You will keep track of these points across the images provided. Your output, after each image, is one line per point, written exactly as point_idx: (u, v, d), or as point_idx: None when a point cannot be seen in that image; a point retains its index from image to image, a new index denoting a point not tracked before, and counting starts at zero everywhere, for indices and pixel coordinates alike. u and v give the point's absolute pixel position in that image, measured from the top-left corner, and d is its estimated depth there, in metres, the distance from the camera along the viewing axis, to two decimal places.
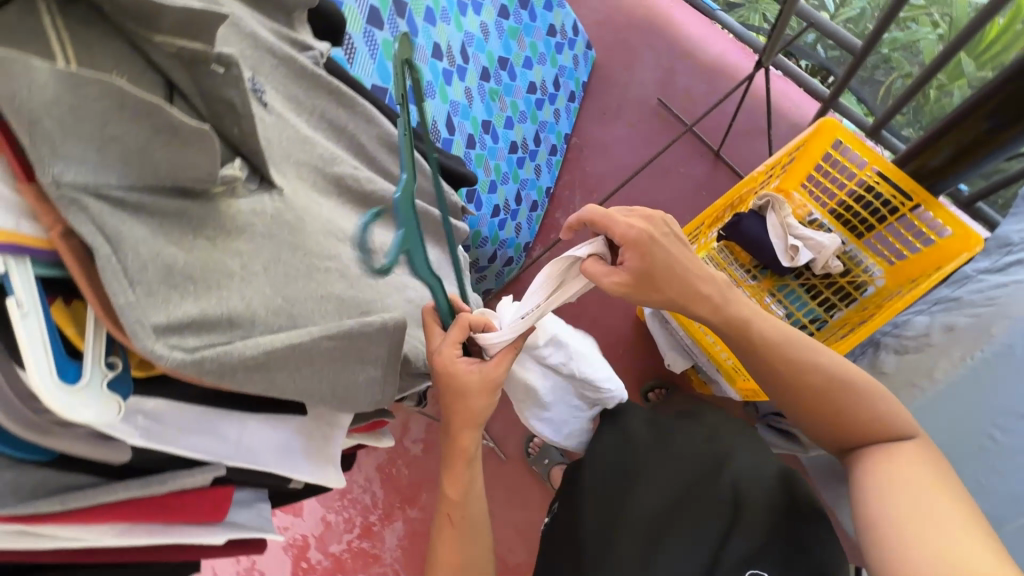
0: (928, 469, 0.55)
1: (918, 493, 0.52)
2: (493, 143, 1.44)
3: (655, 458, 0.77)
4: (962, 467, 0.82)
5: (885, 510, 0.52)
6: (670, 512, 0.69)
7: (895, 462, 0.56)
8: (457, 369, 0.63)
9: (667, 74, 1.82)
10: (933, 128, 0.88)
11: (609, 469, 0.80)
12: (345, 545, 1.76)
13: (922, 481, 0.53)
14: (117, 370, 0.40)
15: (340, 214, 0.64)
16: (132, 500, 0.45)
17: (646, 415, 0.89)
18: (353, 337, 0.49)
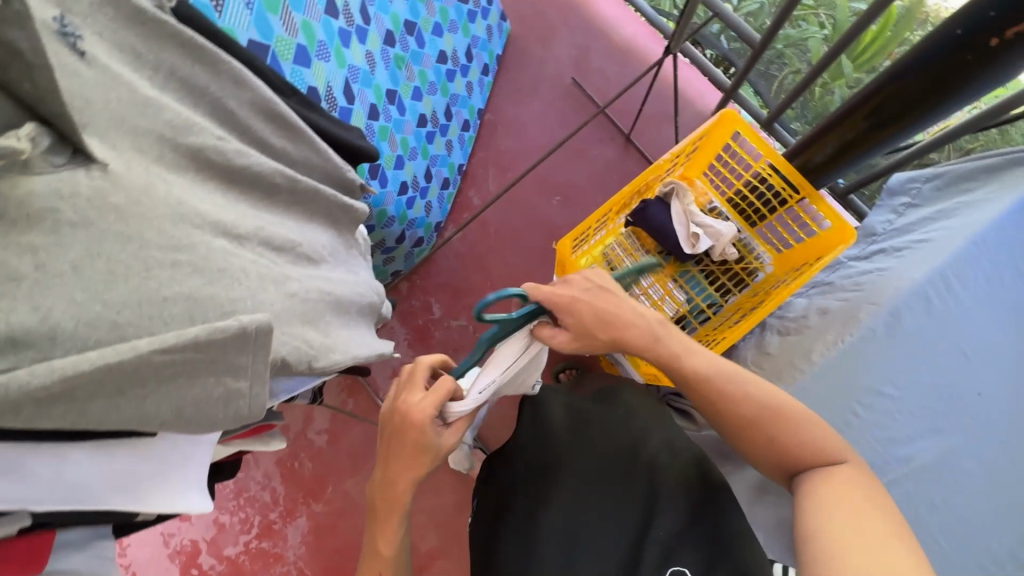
0: (861, 493, 0.59)
1: (851, 504, 0.57)
2: (399, 114, 1.33)
3: (572, 444, 0.76)
4: None
5: (823, 513, 0.57)
6: (589, 508, 0.69)
7: (835, 479, 0.61)
8: (424, 429, 0.65)
9: (582, 52, 1.80)
10: (824, 120, 0.87)
11: (527, 463, 0.77)
12: (242, 547, 1.63)
13: (860, 505, 0.58)
14: None
15: (198, 194, 0.54)
16: None
17: (565, 399, 0.86)
18: (200, 350, 0.40)
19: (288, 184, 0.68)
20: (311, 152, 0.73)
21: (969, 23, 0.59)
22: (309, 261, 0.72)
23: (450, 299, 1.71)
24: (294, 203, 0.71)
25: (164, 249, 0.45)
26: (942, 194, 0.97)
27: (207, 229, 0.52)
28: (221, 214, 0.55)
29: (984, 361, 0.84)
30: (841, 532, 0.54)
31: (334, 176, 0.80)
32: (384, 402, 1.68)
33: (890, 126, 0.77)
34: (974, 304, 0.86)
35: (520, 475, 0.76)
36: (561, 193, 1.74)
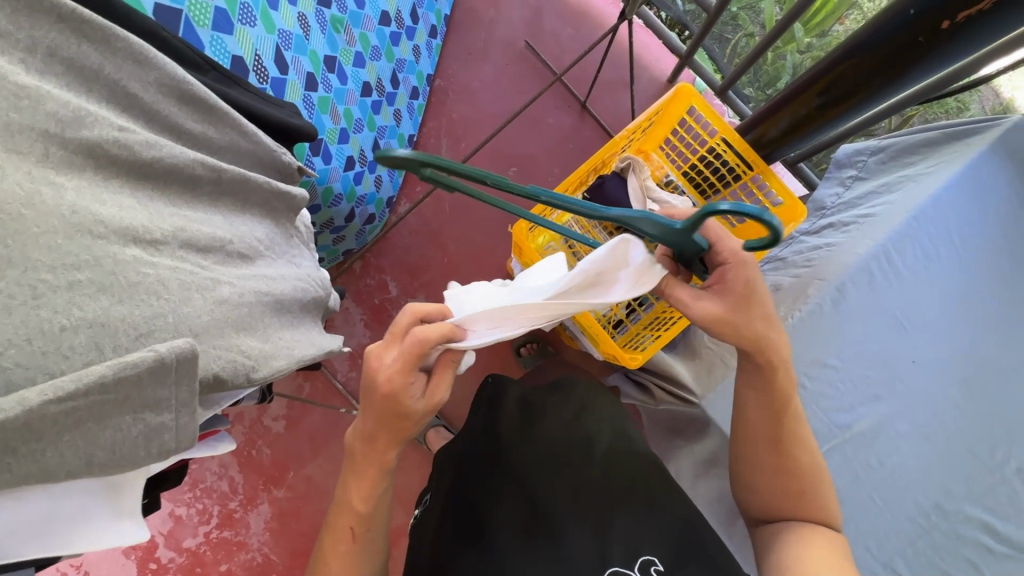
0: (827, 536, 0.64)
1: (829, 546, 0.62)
2: (341, 83, 1.24)
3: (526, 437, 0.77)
4: None
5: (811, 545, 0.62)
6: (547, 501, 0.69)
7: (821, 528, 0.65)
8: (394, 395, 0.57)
9: (534, 14, 1.72)
10: (782, 93, 0.86)
11: (482, 460, 0.77)
12: (203, 538, 1.58)
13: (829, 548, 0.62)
14: None
15: (100, 198, 0.48)
16: None
17: (520, 391, 0.87)
18: (114, 389, 0.36)
19: (211, 175, 0.62)
20: (234, 135, 0.67)
21: (921, 5, 0.57)
22: (243, 259, 0.66)
23: (407, 277, 1.66)
24: (219, 196, 0.65)
25: (56, 269, 0.41)
26: (883, 168, 1.01)
27: (114, 239, 0.46)
28: (129, 219, 0.49)
29: (919, 332, 0.88)
30: (817, 565, 0.59)
31: (265, 161, 0.74)
32: (342, 385, 1.63)
33: (846, 100, 0.76)
34: (912, 275, 0.89)
35: (477, 472, 0.76)
36: (518, 164, 1.69)
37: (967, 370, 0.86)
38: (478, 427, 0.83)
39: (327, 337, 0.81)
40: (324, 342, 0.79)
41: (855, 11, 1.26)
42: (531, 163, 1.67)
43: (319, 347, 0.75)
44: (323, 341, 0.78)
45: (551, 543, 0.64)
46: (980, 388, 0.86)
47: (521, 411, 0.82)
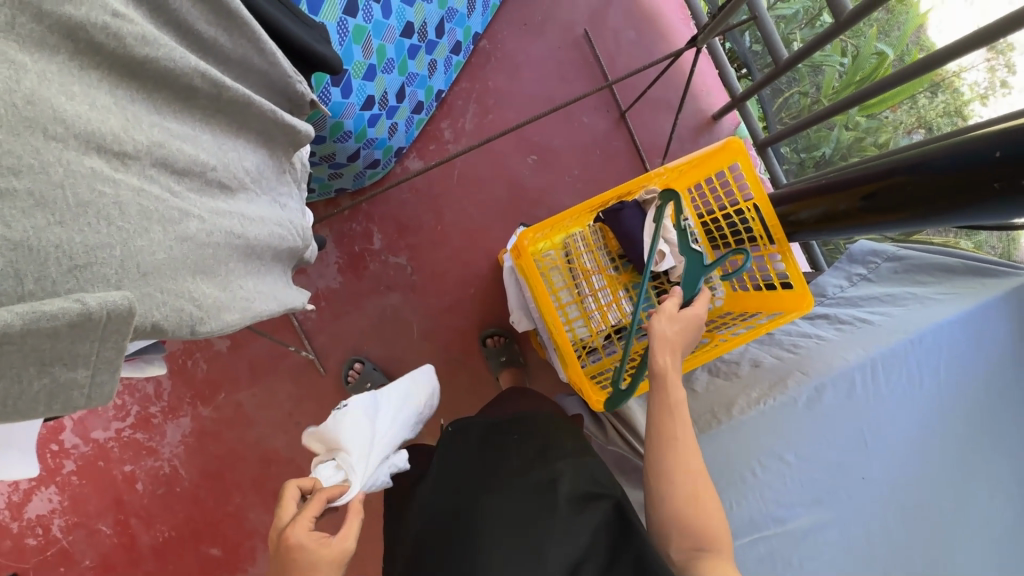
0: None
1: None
2: (382, 17, 1.14)
3: (487, 481, 0.77)
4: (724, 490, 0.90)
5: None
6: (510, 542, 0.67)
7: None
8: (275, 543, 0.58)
9: (602, 4, 1.62)
10: (827, 182, 0.82)
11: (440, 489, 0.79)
12: (113, 434, 1.52)
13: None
14: None
15: (66, 93, 0.40)
16: None
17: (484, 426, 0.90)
18: (16, 334, 0.30)
19: (210, 91, 0.54)
20: (249, 48, 0.59)
21: (1010, 150, 0.55)
22: (222, 191, 0.59)
23: (395, 234, 1.59)
24: (213, 113, 0.58)
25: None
26: (895, 277, 1.04)
27: (72, 143, 0.39)
28: (98, 123, 0.42)
29: (879, 448, 0.88)
30: None
31: (277, 85, 0.66)
32: (298, 322, 1.57)
33: (883, 214, 0.73)
34: (893, 396, 0.88)
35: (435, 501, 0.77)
36: (539, 154, 1.63)
37: (911, 499, 0.87)
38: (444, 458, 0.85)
39: (295, 293, 0.76)
40: (291, 298, 0.74)
41: (909, 103, 1.30)
42: (553, 157, 1.61)
43: (284, 300, 0.71)
44: (290, 297, 0.73)
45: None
46: (915, 519, 0.86)
47: (482, 451, 0.85)
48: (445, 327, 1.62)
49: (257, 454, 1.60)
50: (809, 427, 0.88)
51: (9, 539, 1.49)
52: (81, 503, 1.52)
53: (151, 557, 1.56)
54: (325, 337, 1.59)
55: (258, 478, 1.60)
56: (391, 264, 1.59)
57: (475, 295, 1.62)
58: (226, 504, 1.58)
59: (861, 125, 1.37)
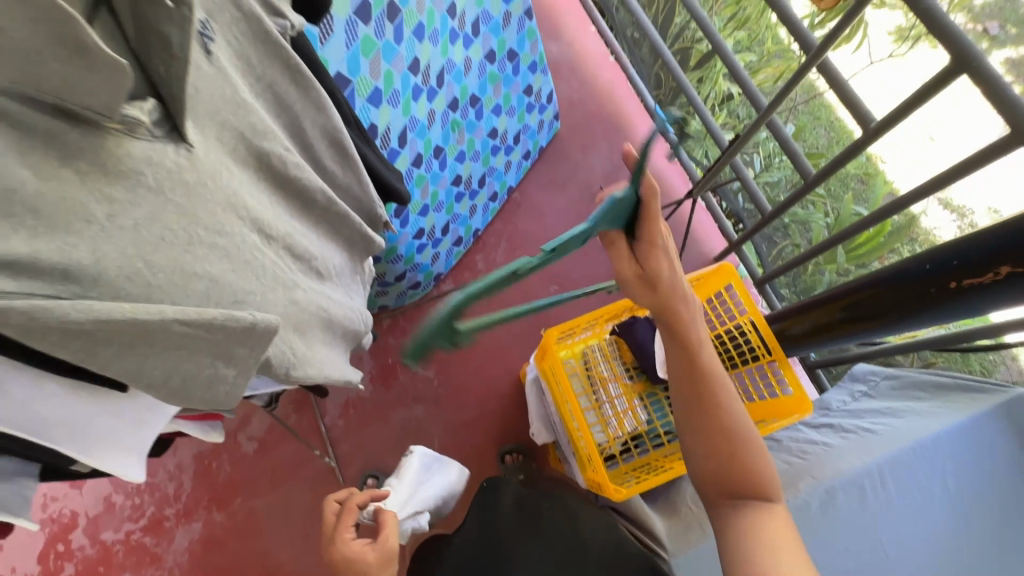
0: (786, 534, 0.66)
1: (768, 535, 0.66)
2: (439, 169, 1.44)
3: (519, 542, 0.83)
4: None
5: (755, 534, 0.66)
6: None
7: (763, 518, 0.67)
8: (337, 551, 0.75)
9: (615, 168, 1.96)
10: (809, 299, 0.96)
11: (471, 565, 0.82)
12: (122, 535, 1.51)
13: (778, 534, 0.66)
14: None
15: (249, 193, 0.59)
16: None
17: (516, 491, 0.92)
18: (214, 331, 0.43)
19: (325, 203, 0.74)
20: (354, 178, 0.81)
21: (935, 263, 0.69)
22: (317, 276, 0.76)
23: (426, 350, 1.73)
24: (322, 219, 0.77)
25: (207, 230, 0.49)
26: (894, 393, 1.10)
27: (246, 222, 0.57)
28: (261, 212, 0.60)
29: (901, 562, 0.88)
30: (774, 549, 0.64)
31: (365, 206, 0.87)
32: (325, 428, 1.64)
33: (861, 322, 0.85)
34: (904, 504, 0.91)
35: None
36: (560, 284, 1.83)
37: None
38: (472, 529, 0.87)
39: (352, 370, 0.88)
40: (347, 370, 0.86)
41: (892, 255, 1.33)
42: (573, 288, 1.81)
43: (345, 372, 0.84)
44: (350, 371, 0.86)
45: None
46: None
47: (517, 511, 0.88)
48: (465, 442, 1.67)
49: (261, 568, 1.55)
50: (831, 536, 0.90)
51: None
52: None
53: None
54: (348, 445, 1.64)
55: None
56: (419, 377, 1.71)
57: (496, 410, 1.70)
58: None
59: None
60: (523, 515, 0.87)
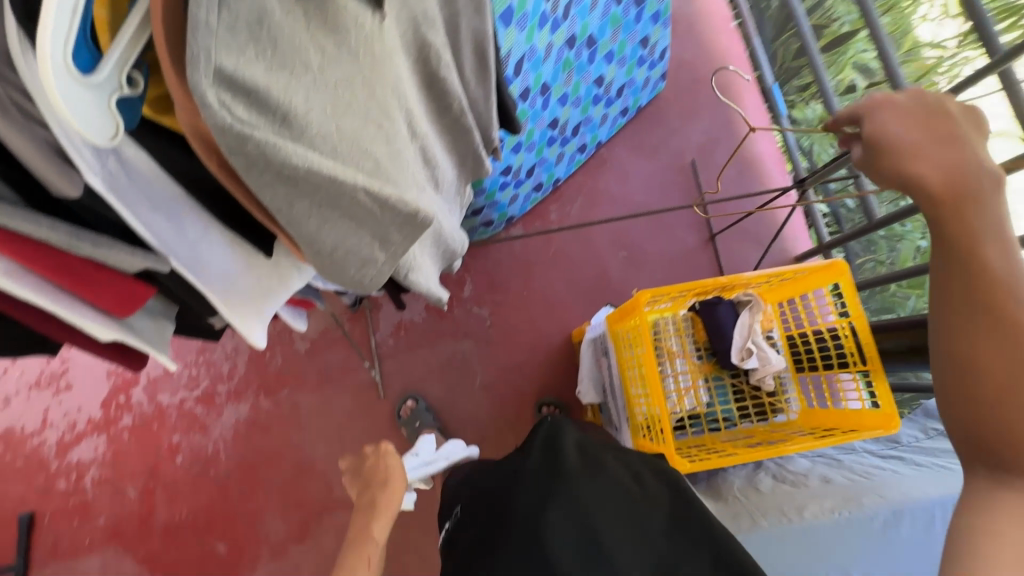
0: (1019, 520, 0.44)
1: None
2: (541, 108, 1.38)
3: (578, 475, 0.75)
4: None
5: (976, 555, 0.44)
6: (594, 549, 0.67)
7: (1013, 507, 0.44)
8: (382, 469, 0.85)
9: (712, 143, 1.85)
10: (923, 315, 0.89)
11: (532, 495, 0.73)
12: (177, 400, 1.67)
13: None
14: (134, 90, 0.32)
15: (407, 83, 0.57)
16: (59, 247, 0.38)
17: (578, 438, 0.83)
18: (382, 209, 0.42)
19: (457, 113, 0.72)
20: (484, 96, 0.78)
21: None
22: (434, 186, 0.75)
23: (484, 288, 1.74)
24: (448, 131, 0.75)
25: (378, 110, 0.47)
26: None
27: (401, 113, 0.55)
28: (413, 107, 0.58)
29: None
30: None
31: (484, 129, 0.84)
32: (375, 342, 1.69)
33: None
34: None
35: (525, 509, 0.71)
36: (629, 251, 1.78)
37: None
38: (535, 458, 0.78)
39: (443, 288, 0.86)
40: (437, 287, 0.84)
41: None
42: (641, 257, 1.77)
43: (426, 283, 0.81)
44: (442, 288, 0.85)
45: None
46: None
47: (583, 453, 0.80)
48: (506, 385, 1.69)
49: (294, 460, 1.64)
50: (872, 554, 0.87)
51: (43, 475, 1.63)
52: (121, 459, 1.64)
53: (160, 534, 1.60)
54: (393, 364, 1.69)
55: (288, 484, 1.63)
56: (473, 314, 1.72)
57: (541, 361, 1.71)
58: (250, 499, 1.62)
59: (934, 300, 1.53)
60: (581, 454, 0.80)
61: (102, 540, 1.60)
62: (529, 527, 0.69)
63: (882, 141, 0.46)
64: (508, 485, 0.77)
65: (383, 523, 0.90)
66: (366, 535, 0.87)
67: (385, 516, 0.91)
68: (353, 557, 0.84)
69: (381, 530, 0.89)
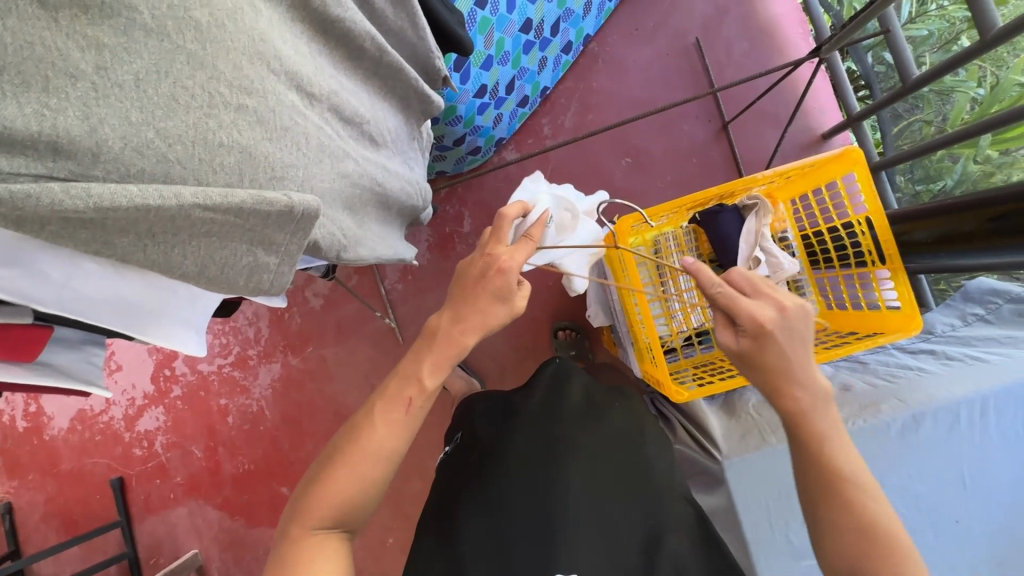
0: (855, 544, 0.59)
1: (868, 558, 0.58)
2: (507, 11, 1.21)
3: (580, 423, 0.74)
4: (784, 493, 0.89)
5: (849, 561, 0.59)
6: (587, 496, 0.67)
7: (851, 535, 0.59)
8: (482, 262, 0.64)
9: (719, 13, 1.60)
10: (954, 200, 0.77)
11: (532, 437, 0.73)
12: (215, 368, 1.77)
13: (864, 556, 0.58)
14: None
15: (284, 38, 0.48)
16: None
17: (585, 382, 0.84)
18: (244, 217, 0.37)
19: (374, 53, 0.62)
20: (406, 23, 0.67)
21: None
22: (369, 143, 0.68)
23: (483, 220, 1.67)
24: (372, 74, 0.66)
25: (232, 88, 0.40)
26: (1017, 320, 0.93)
27: (282, 78, 0.47)
28: (300, 65, 0.50)
29: (977, 495, 0.81)
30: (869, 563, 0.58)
31: (419, 60, 0.73)
32: (385, 290, 1.69)
33: (1014, 238, 0.68)
34: (1000, 445, 0.80)
35: (522, 451, 0.71)
36: (633, 157, 1.64)
37: (1007, 550, 0.80)
38: (537, 401, 0.78)
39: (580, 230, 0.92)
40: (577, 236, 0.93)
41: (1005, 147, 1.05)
42: (647, 161, 1.62)
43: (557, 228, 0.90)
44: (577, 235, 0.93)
45: (603, 539, 0.65)
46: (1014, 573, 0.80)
47: (587, 403, 0.79)
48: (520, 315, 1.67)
49: (332, 409, 1.74)
50: (893, 461, 0.83)
51: (121, 446, 1.82)
52: (181, 425, 1.79)
53: (230, 484, 1.78)
54: (407, 309, 1.70)
55: (330, 430, 1.74)
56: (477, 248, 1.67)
57: (552, 287, 1.67)
58: (300, 448, 1.75)
59: (992, 160, 1.33)
60: (586, 404, 0.79)
61: (183, 493, 1.80)
62: (526, 472, 0.68)
63: (749, 358, 0.62)
64: (509, 424, 0.76)
65: (439, 363, 0.62)
66: (409, 375, 0.61)
67: (443, 358, 0.62)
68: (389, 396, 0.61)
69: (435, 371, 0.61)
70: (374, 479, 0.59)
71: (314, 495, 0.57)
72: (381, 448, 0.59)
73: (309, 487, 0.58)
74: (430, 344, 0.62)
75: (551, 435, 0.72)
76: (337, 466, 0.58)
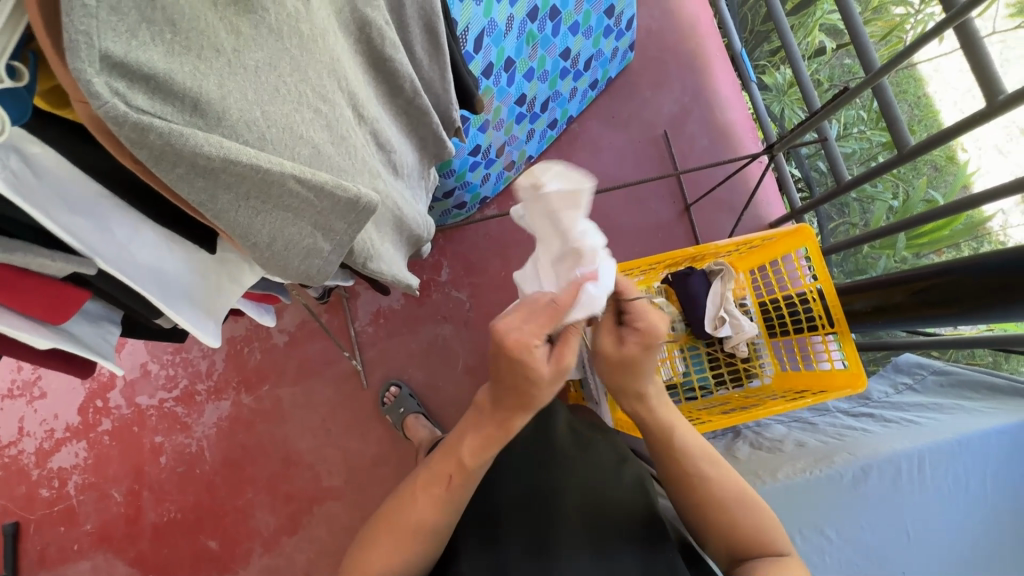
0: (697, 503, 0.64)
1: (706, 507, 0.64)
2: (507, 84, 1.35)
3: (571, 456, 0.79)
4: None
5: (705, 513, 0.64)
6: (581, 513, 0.71)
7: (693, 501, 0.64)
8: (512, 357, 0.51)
9: (683, 112, 1.84)
10: (884, 276, 0.89)
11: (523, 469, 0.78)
12: (155, 402, 1.64)
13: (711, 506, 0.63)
14: (19, 84, 0.31)
15: (350, 63, 0.55)
16: None
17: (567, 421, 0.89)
18: (321, 197, 0.41)
19: (410, 94, 0.69)
20: (438, 74, 0.75)
21: None
22: (393, 170, 0.73)
23: (461, 272, 1.73)
24: (405, 112, 0.73)
25: (315, 92, 0.45)
26: (939, 390, 1.06)
27: (346, 96, 0.53)
28: (358, 88, 0.56)
29: (920, 546, 0.88)
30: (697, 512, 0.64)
31: (440, 109, 0.81)
32: (354, 332, 1.68)
33: (934, 308, 0.80)
34: (936, 497, 0.88)
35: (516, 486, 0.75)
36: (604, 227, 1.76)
37: None
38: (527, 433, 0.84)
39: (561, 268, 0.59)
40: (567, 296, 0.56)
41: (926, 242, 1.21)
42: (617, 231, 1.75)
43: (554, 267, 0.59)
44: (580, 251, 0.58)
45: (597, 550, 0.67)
46: None
47: (574, 440, 0.84)
48: (488, 367, 1.68)
49: (281, 454, 1.63)
50: (840, 509, 0.90)
51: (24, 485, 1.61)
52: (102, 464, 1.62)
53: (149, 535, 1.59)
54: (374, 353, 1.68)
55: (274, 478, 1.62)
56: (452, 297, 1.71)
57: None
58: (238, 497, 1.61)
59: (908, 260, 1.55)
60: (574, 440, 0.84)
61: (91, 545, 1.59)
62: (523, 500, 0.74)
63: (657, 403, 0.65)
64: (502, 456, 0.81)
65: (482, 442, 0.60)
66: (469, 466, 0.60)
67: (488, 437, 0.60)
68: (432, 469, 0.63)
69: (494, 469, 0.60)
70: (425, 550, 0.61)
71: (364, 553, 0.60)
72: (428, 530, 0.61)
73: (362, 554, 0.62)
74: (485, 433, 0.60)
75: (543, 462, 0.78)
76: (380, 533, 0.61)
